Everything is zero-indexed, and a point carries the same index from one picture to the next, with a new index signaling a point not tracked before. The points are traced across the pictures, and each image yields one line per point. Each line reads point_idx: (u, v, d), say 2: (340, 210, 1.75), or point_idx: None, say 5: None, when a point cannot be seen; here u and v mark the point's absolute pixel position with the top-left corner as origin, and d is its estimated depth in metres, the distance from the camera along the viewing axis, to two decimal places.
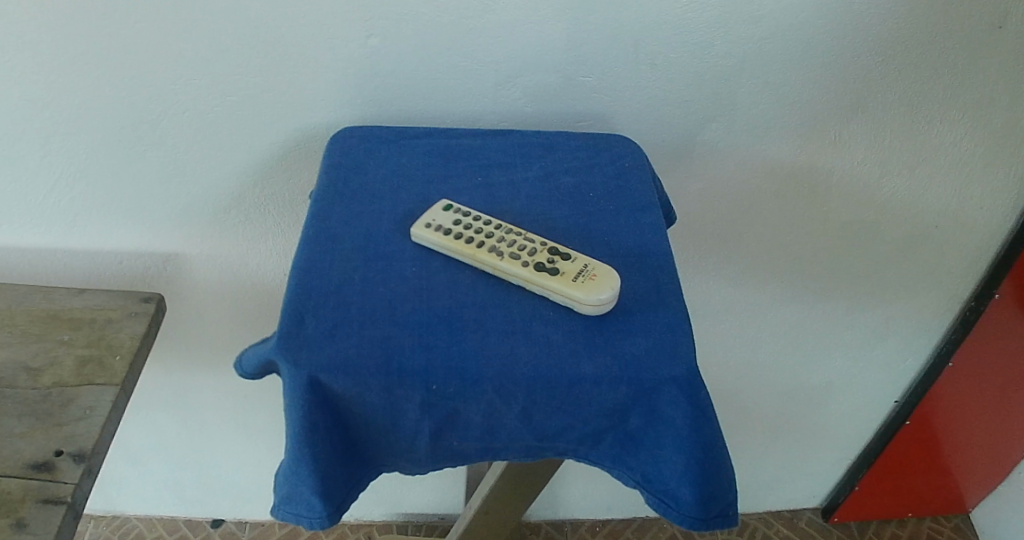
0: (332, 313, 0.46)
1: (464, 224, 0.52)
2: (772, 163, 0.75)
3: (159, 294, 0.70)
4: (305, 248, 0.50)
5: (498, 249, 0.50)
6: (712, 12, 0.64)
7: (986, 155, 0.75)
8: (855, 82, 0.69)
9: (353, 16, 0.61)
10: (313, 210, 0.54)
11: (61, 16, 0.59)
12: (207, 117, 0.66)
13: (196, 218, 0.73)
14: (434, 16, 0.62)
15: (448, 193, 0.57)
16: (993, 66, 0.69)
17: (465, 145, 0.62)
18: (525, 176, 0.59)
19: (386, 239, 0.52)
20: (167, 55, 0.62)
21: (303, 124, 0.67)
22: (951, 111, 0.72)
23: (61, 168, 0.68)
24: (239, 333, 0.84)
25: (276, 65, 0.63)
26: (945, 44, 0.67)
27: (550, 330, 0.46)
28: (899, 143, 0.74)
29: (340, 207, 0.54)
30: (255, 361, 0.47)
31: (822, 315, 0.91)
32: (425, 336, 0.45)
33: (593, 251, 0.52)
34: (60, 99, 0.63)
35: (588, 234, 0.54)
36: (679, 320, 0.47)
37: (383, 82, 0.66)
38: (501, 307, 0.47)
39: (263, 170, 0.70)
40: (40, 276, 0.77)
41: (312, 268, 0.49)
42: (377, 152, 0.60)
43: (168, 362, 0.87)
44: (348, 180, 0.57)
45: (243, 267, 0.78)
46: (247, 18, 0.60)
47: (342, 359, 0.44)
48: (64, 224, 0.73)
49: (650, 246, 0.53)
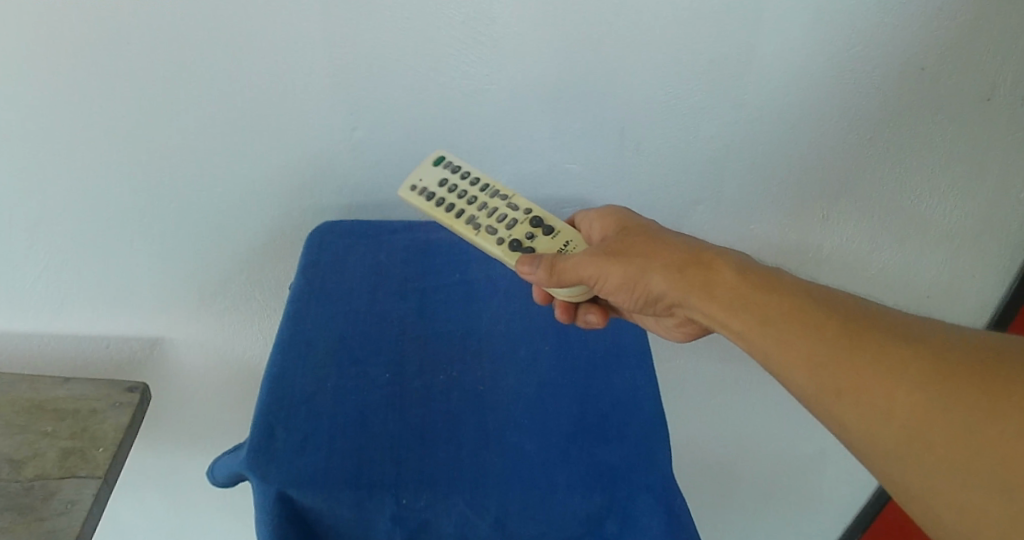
0: (300, 428, 0.56)
1: (449, 187, 0.59)
2: (761, 238, 0.77)
3: (145, 384, 0.68)
4: (279, 353, 0.62)
5: (475, 220, 0.58)
6: (698, 97, 0.67)
7: (977, 225, 0.77)
8: (843, 159, 0.72)
9: (340, 108, 0.65)
10: (292, 311, 0.65)
11: (52, 113, 0.61)
12: (197, 204, 0.68)
13: (183, 303, 0.74)
14: (421, 109, 0.66)
15: (427, 291, 0.69)
16: (982, 138, 0.71)
17: (444, 240, 0.73)
18: (503, 273, 0.72)
19: (359, 342, 0.64)
20: (157, 147, 0.64)
21: (294, 208, 0.70)
22: (942, 183, 0.74)
23: (47, 255, 0.69)
24: (225, 414, 0.84)
25: (267, 152, 0.66)
26: (935, 117, 0.69)
27: (522, 441, 0.58)
28: (889, 216, 0.76)
29: (315, 309, 0.66)
30: (226, 473, 0.58)
31: None
32: (394, 449, 0.56)
33: (542, 342, 0.66)
34: (48, 191, 0.65)
35: (567, 337, 0.67)
36: (653, 427, 0.60)
37: (369, 171, 0.69)
38: (475, 415, 0.59)
39: (253, 255, 0.72)
40: (20, 363, 0.76)
41: (281, 381, 0.60)
42: (356, 248, 0.70)
43: (151, 446, 0.85)
44: (326, 280, 0.68)
45: (230, 350, 0.78)
46: (235, 109, 0.63)
47: (309, 474, 0.53)
48: (50, 310, 0.72)
49: (625, 345, 0.66)
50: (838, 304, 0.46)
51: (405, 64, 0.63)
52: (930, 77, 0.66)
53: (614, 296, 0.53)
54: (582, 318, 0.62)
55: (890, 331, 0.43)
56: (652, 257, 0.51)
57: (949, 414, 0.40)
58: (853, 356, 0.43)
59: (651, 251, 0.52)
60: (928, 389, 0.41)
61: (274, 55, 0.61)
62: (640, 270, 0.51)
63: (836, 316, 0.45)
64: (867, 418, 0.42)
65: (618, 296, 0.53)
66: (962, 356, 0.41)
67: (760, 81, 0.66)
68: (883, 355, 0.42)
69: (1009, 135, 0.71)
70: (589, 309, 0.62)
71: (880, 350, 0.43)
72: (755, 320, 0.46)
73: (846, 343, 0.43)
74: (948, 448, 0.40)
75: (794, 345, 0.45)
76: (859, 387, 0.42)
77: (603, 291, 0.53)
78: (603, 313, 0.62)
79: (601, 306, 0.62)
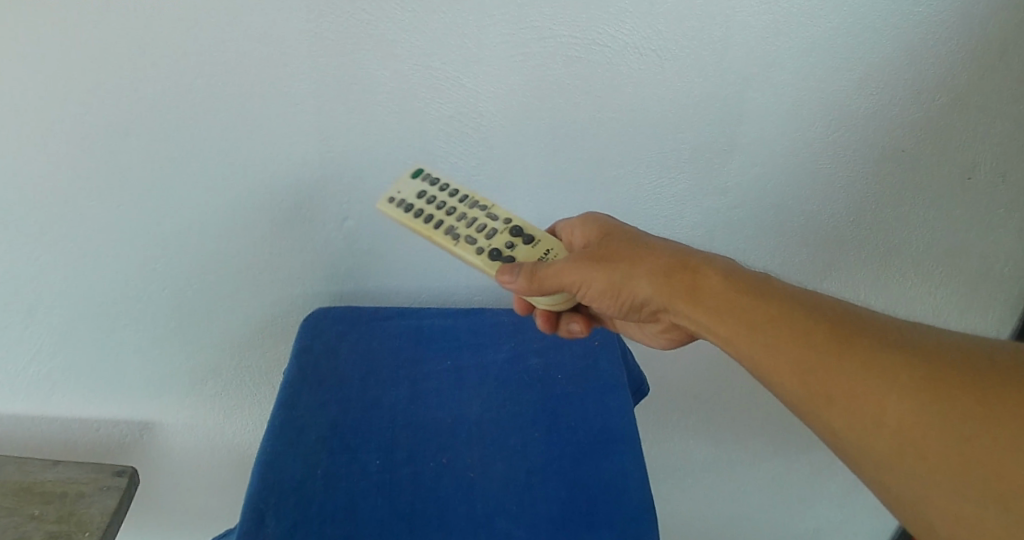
0: (290, 514, 0.57)
1: (428, 198, 0.59)
2: None
3: (134, 467, 0.68)
4: (271, 439, 0.62)
5: (453, 231, 0.58)
6: (683, 187, 0.72)
7: (962, 295, 0.84)
8: (831, 243, 0.78)
9: (333, 200, 0.67)
10: (284, 399, 0.65)
11: (50, 211, 0.63)
12: (188, 292, 0.70)
13: (174, 389, 0.76)
14: None
15: (417, 378, 0.69)
16: (965, 215, 0.77)
17: (436, 326, 0.73)
18: (494, 358, 0.71)
19: (349, 430, 0.64)
20: (152, 238, 0.66)
21: (286, 295, 0.73)
22: (926, 260, 0.81)
23: (39, 342, 0.70)
24: (216, 496, 0.86)
25: (260, 241, 0.68)
26: (919, 198, 0.76)
27: (511, 526, 0.57)
28: (877, 291, 0.83)
29: (307, 394, 0.66)
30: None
31: (804, 464, 0.99)
32: (384, 534, 0.56)
33: (533, 429, 0.65)
34: (41, 283, 0.66)
35: (555, 420, 0.65)
36: (641, 511, 0.58)
37: (359, 259, 0.72)
38: (464, 502, 0.59)
39: (244, 342, 0.75)
40: (12, 445, 0.77)
41: (274, 465, 0.60)
42: (347, 335, 0.71)
43: (142, 523, 0.87)
44: (318, 366, 0.69)
45: (219, 434, 0.80)
46: (230, 203, 0.65)
47: None
48: (41, 395, 0.74)
49: (617, 430, 0.65)
50: (827, 312, 0.48)
51: (393, 154, 0.65)
52: (911, 165, 0.73)
53: (598, 302, 0.56)
54: (565, 327, 0.64)
55: (878, 338, 0.45)
56: (637, 263, 0.54)
57: (933, 423, 0.41)
58: (839, 363, 0.45)
59: (635, 258, 0.54)
60: (914, 397, 0.42)
61: (273, 146, 0.63)
62: (625, 275, 0.53)
63: (823, 324, 0.47)
64: (854, 425, 0.44)
65: (602, 301, 0.55)
66: (950, 365, 0.43)
67: (733, 172, 0.72)
68: (869, 362, 0.44)
69: (990, 213, 0.77)
70: (572, 319, 0.63)
71: (866, 356, 0.44)
72: (739, 327, 0.49)
73: (833, 349, 0.45)
74: (940, 453, 0.41)
75: (782, 353, 0.47)
76: (844, 393, 0.44)
77: (586, 297, 0.55)
78: (586, 323, 0.63)
79: (584, 315, 0.63)
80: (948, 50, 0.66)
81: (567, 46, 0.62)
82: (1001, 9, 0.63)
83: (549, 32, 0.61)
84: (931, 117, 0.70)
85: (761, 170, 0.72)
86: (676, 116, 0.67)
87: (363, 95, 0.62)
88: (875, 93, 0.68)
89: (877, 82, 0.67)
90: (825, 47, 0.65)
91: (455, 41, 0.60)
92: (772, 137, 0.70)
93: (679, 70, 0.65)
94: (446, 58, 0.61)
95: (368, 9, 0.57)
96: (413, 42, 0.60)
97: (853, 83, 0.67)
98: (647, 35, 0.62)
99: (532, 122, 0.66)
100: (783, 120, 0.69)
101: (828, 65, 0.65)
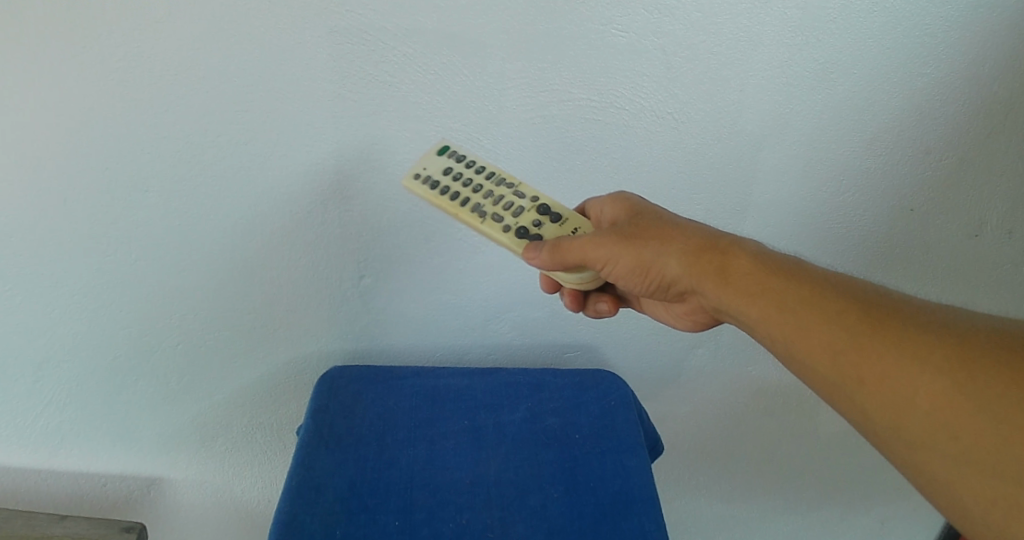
0: None
1: (454, 174, 0.58)
2: (770, 383, 0.83)
3: (143, 523, 0.67)
4: (290, 496, 0.61)
5: (480, 208, 0.57)
6: None
7: None
8: None
9: (351, 258, 0.68)
10: (302, 457, 0.64)
11: (66, 263, 0.63)
12: (202, 348, 0.70)
13: (184, 446, 0.76)
14: (427, 259, 0.70)
15: (434, 437, 0.68)
16: (969, 270, 0.78)
17: (449, 384, 0.73)
18: (512, 418, 0.70)
19: (367, 490, 0.62)
20: (168, 293, 0.67)
21: (300, 353, 0.73)
22: None
23: (50, 395, 0.70)
24: None
25: (278, 297, 0.69)
26: (927, 253, 0.76)
27: None
28: None
29: (324, 453, 0.65)
30: None
31: (817, 525, 0.97)
32: None
33: (551, 489, 0.63)
34: (53, 336, 0.67)
35: (575, 479, 0.64)
36: None
37: (373, 318, 0.73)
38: None
39: (256, 400, 0.75)
40: (16, 501, 0.76)
41: (292, 524, 0.59)
42: (365, 394, 0.70)
43: None
44: (335, 424, 0.68)
45: (227, 490, 0.80)
46: (246, 258, 0.66)
47: None
48: (50, 449, 0.73)
49: (636, 491, 0.63)
50: (863, 294, 0.48)
51: (410, 213, 0.66)
52: (920, 219, 0.74)
53: (624, 281, 0.55)
54: (592, 307, 0.63)
55: (914, 322, 0.45)
56: (666, 242, 0.53)
57: (967, 406, 0.41)
58: (874, 342, 0.45)
59: (665, 236, 0.53)
60: (949, 378, 0.42)
61: (292, 204, 0.64)
62: (653, 255, 0.53)
63: (859, 306, 0.47)
64: (887, 404, 0.44)
65: (628, 279, 0.55)
66: (988, 349, 0.42)
67: (747, 229, 0.72)
68: (905, 343, 0.44)
69: (994, 267, 0.78)
70: (600, 298, 0.62)
71: (901, 337, 0.44)
72: (772, 306, 0.49)
73: (867, 329, 0.45)
74: (976, 436, 0.41)
75: (816, 332, 0.47)
76: (878, 371, 0.44)
77: (612, 274, 0.55)
78: (614, 303, 0.62)
79: (612, 295, 0.62)
80: (960, 111, 0.67)
81: (584, 108, 0.64)
82: (1009, 71, 0.65)
83: (568, 95, 0.63)
84: (942, 175, 0.70)
85: (772, 228, 0.73)
86: (689, 176, 0.69)
87: (383, 155, 0.63)
88: (886, 153, 0.69)
89: (890, 140, 0.68)
90: (837, 109, 0.66)
91: (475, 102, 0.62)
92: (784, 195, 0.71)
93: (693, 131, 0.66)
94: (466, 118, 0.63)
95: (391, 73, 0.59)
96: (434, 103, 0.61)
97: (864, 143, 0.68)
98: (662, 98, 0.64)
99: (549, 182, 0.67)
100: (794, 179, 0.70)
101: (839, 125, 0.67)
